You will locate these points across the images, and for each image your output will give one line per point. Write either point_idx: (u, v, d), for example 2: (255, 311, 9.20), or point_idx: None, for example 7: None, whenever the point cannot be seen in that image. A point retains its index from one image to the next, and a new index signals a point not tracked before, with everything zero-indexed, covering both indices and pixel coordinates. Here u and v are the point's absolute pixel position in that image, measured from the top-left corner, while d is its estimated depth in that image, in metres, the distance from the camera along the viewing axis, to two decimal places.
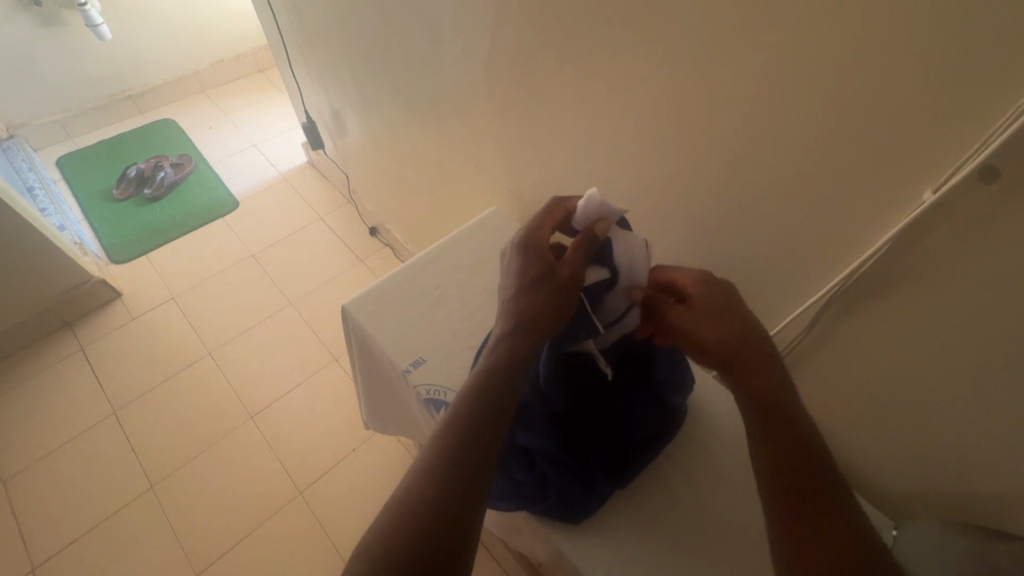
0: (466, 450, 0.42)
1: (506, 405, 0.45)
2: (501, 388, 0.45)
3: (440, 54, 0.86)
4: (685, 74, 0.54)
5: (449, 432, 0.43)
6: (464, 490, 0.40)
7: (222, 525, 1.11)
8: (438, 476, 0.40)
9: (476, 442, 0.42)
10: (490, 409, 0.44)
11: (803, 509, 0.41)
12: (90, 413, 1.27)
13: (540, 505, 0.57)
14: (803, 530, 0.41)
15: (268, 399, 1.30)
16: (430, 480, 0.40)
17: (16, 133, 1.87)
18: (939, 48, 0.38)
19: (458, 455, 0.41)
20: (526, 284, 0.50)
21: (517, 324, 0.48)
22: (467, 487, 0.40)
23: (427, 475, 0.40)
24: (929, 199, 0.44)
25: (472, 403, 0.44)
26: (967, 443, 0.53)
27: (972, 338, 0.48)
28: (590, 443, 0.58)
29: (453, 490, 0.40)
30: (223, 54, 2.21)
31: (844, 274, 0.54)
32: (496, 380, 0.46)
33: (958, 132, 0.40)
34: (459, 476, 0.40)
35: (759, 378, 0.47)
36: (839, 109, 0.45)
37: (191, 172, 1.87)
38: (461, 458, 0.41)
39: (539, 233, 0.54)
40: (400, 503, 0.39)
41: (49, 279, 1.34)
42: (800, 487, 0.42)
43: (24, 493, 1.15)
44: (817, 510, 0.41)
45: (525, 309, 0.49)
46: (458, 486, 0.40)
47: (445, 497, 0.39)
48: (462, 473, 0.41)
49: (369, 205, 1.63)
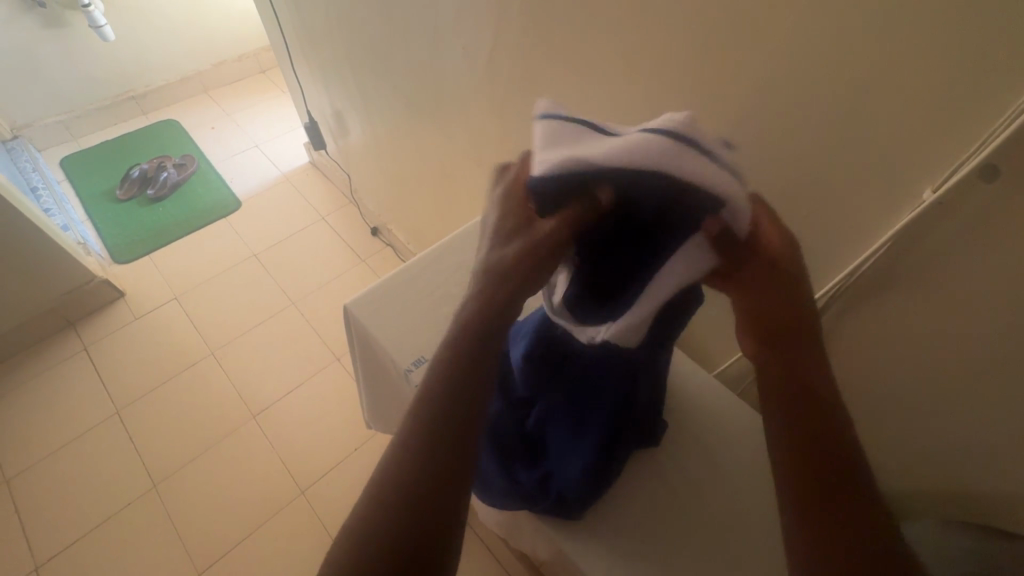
0: (437, 470, 0.38)
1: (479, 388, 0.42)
2: (465, 396, 0.41)
3: (441, 55, 0.86)
4: (687, 75, 0.54)
5: (416, 453, 0.39)
6: (437, 514, 0.37)
7: (224, 525, 1.11)
8: (412, 473, 0.38)
9: (446, 464, 0.39)
10: (455, 419, 0.40)
11: (815, 508, 0.37)
12: (94, 412, 1.28)
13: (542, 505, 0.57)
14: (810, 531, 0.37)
15: (270, 399, 1.31)
16: (400, 507, 0.37)
17: (20, 134, 1.87)
18: (940, 48, 0.38)
19: (431, 449, 0.39)
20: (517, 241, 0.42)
21: (483, 285, 0.43)
22: (444, 483, 0.38)
23: (399, 472, 0.38)
24: (930, 197, 0.44)
25: (435, 419, 0.40)
26: (968, 443, 0.53)
27: (974, 338, 0.48)
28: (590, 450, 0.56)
29: (428, 516, 0.37)
30: (226, 55, 2.22)
31: (847, 272, 0.54)
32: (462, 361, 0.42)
33: (959, 130, 0.40)
34: (430, 500, 0.37)
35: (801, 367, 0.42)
36: (840, 109, 0.45)
37: (194, 172, 1.88)
38: (430, 480, 0.38)
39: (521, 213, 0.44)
40: (373, 501, 0.37)
41: (53, 279, 1.34)
42: (817, 485, 0.38)
43: (28, 490, 1.16)
44: (830, 512, 0.37)
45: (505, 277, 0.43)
46: (431, 510, 0.37)
47: (414, 527, 0.36)
48: (433, 496, 0.37)
49: (371, 205, 1.63)
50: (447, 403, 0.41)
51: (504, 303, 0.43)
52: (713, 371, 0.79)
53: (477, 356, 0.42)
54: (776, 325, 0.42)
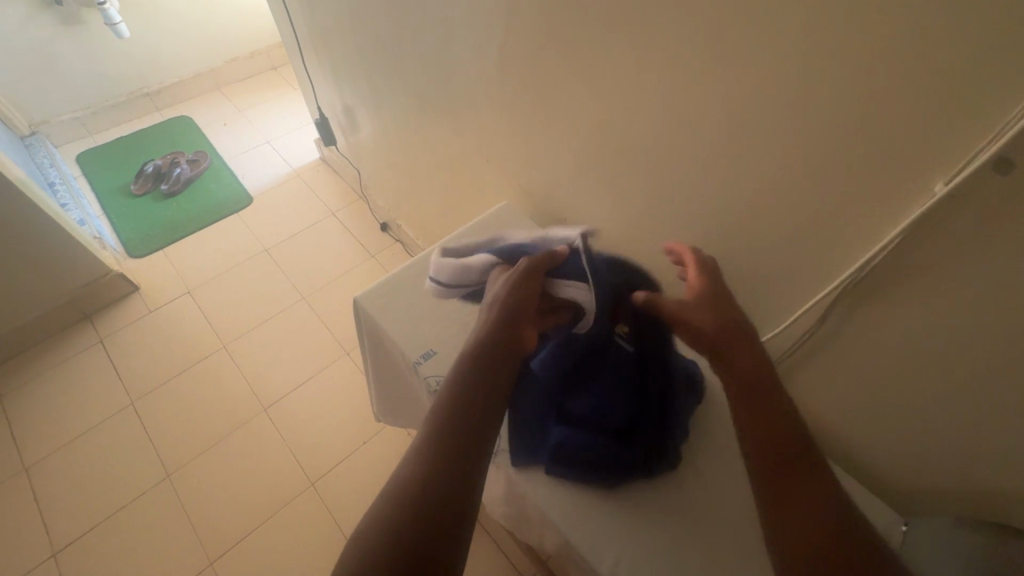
0: (451, 459, 0.43)
1: (493, 388, 0.48)
2: (475, 405, 0.46)
3: (451, 51, 0.87)
4: (700, 68, 0.54)
5: (426, 460, 0.43)
6: (450, 505, 0.40)
7: (235, 516, 1.13)
8: (436, 461, 0.42)
9: (455, 461, 0.43)
10: (465, 426, 0.45)
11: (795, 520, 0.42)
12: (109, 402, 1.30)
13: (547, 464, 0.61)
14: (777, 527, 0.43)
15: (281, 392, 1.32)
16: (415, 503, 0.40)
17: (38, 130, 1.91)
18: (954, 39, 0.37)
19: (452, 440, 0.44)
20: (517, 271, 0.58)
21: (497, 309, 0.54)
22: (463, 474, 0.42)
23: (421, 462, 0.42)
24: (940, 191, 0.44)
25: (446, 426, 0.45)
26: (979, 440, 0.53)
27: (985, 334, 0.47)
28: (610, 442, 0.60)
29: (441, 505, 0.40)
30: (238, 52, 2.24)
31: (854, 268, 0.53)
32: (480, 370, 0.49)
33: (970, 123, 0.40)
34: (440, 496, 0.40)
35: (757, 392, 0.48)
36: (853, 101, 0.45)
37: (207, 168, 1.90)
38: (441, 477, 0.41)
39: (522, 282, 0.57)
40: (397, 484, 0.41)
41: (70, 272, 1.37)
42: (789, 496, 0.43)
43: (46, 478, 1.18)
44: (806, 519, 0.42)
45: (512, 298, 0.55)
46: (446, 491, 0.41)
47: (427, 517, 0.39)
48: (444, 492, 0.41)
49: (380, 201, 1.65)
50: (466, 400, 0.47)
51: (512, 316, 0.54)
52: None
53: (491, 364, 0.49)
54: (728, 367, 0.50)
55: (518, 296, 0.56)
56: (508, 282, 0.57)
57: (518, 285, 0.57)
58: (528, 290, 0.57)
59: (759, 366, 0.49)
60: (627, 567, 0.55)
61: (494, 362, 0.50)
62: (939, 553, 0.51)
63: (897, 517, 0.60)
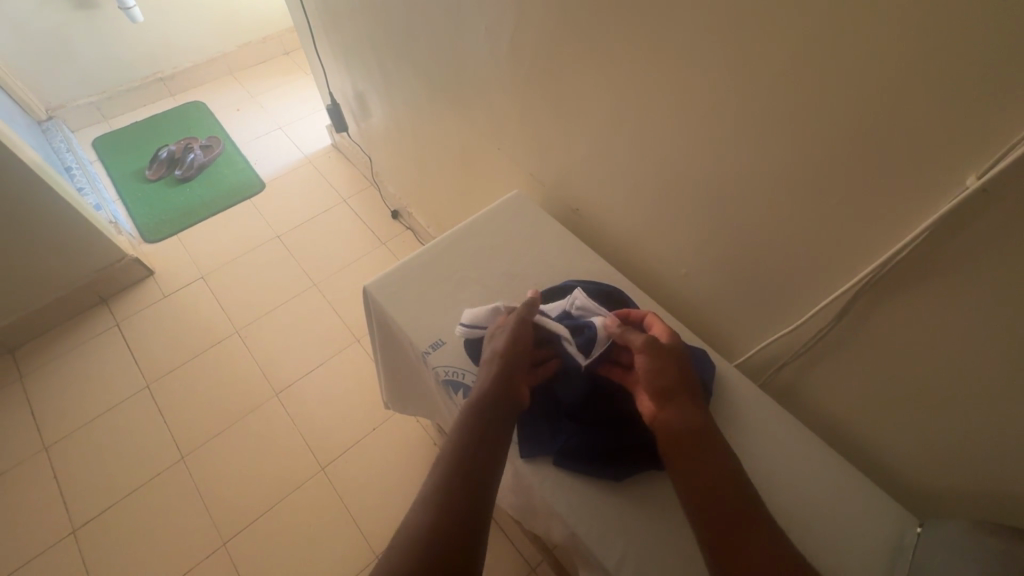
0: (458, 501, 0.47)
1: (494, 437, 0.53)
2: (484, 449, 0.51)
3: (463, 37, 0.85)
4: (722, 52, 0.52)
5: (439, 505, 0.46)
6: (462, 539, 0.44)
7: (247, 498, 1.15)
8: (444, 508, 0.46)
9: (463, 504, 0.47)
10: (468, 474, 0.49)
11: (740, 538, 0.46)
12: (127, 384, 1.33)
13: (551, 449, 0.62)
14: (725, 546, 0.46)
15: (292, 377, 1.34)
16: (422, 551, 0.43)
17: (54, 115, 1.92)
18: (999, 18, 0.35)
19: (457, 486, 0.48)
20: (512, 327, 0.64)
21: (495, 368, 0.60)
22: (471, 514, 0.46)
23: (430, 508, 0.46)
24: (972, 185, 0.42)
25: (452, 475, 0.49)
26: (1001, 444, 0.51)
27: (1013, 335, 0.45)
28: (611, 443, 0.60)
29: (457, 540, 0.44)
30: (251, 36, 2.23)
31: (875, 264, 0.51)
32: (481, 422, 0.54)
33: (1008, 114, 0.38)
34: (452, 531, 0.44)
35: (701, 431, 0.54)
36: (882, 88, 0.43)
37: (220, 153, 1.91)
38: (455, 518, 0.45)
39: (514, 341, 0.62)
40: (409, 532, 0.44)
41: (86, 256, 1.39)
42: (740, 522, 0.47)
43: (65, 457, 1.21)
44: (750, 540, 0.45)
45: (508, 351, 0.61)
46: (455, 533, 0.44)
47: (445, 556, 0.42)
48: (455, 527, 0.45)
49: (391, 188, 1.65)
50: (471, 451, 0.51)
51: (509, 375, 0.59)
52: (733, 361, 0.78)
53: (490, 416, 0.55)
54: (670, 418, 0.55)
55: (512, 353, 0.61)
56: (505, 338, 0.62)
57: (513, 337, 0.62)
58: (521, 345, 0.62)
59: (699, 417, 0.55)
60: (631, 562, 0.55)
61: (493, 415, 0.55)
62: (951, 555, 0.50)
63: (910, 518, 0.59)
